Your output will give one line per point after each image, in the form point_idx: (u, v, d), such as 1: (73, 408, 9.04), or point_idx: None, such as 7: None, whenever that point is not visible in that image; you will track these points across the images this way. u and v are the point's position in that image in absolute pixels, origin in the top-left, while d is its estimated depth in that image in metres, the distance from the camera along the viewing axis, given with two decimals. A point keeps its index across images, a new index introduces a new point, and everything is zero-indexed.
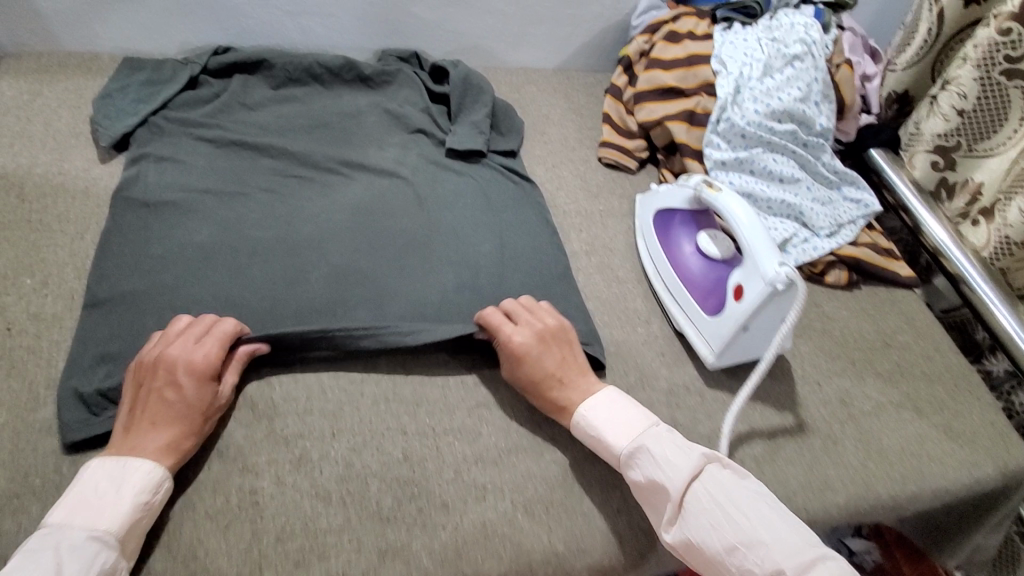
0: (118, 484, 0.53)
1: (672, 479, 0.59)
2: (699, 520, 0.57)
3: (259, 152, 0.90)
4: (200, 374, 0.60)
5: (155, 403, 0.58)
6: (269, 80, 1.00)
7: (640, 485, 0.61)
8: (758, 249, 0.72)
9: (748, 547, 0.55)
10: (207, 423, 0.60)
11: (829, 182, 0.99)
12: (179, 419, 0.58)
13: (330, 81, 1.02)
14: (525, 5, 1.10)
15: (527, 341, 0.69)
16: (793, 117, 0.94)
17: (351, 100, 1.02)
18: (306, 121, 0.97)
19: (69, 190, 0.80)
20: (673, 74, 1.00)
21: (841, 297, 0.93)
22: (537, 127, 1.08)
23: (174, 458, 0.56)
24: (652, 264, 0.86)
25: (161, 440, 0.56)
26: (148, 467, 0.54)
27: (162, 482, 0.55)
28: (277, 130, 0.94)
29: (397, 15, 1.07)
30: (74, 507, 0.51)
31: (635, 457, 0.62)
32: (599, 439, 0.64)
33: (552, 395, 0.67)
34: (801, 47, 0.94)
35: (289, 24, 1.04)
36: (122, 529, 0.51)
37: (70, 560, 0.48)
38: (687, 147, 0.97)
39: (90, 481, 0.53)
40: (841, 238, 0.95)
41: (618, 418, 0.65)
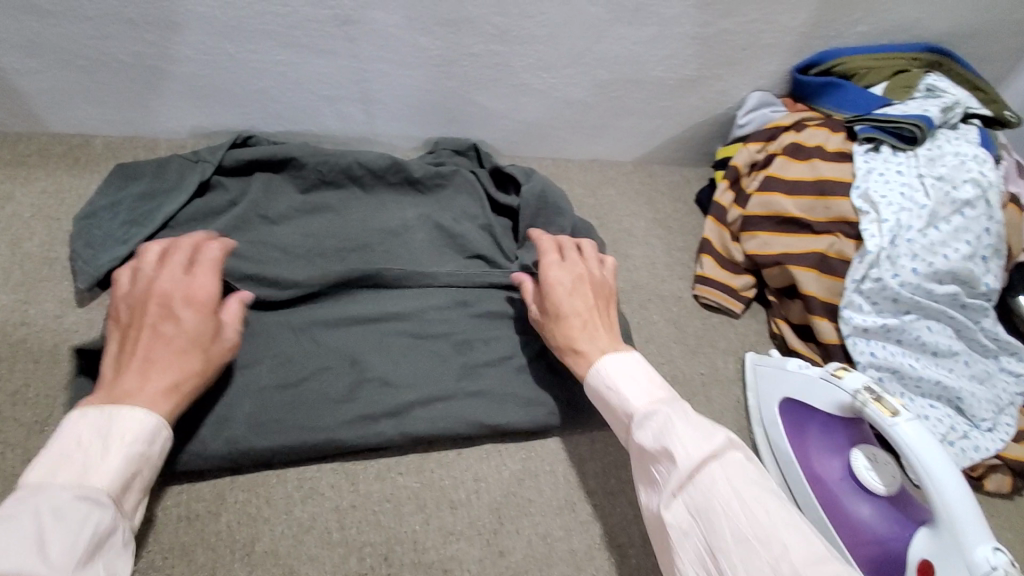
0: (103, 437, 0.45)
1: (685, 453, 0.47)
2: (704, 499, 0.45)
3: (268, 288, 0.66)
4: (201, 309, 0.55)
5: (148, 338, 0.53)
6: (297, 181, 0.79)
7: (648, 453, 0.50)
8: (961, 514, 0.52)
9: (764, 544, 0.42)
10: (210, 363, 0.54)
11: (987, 351, 0.79)
12: (177, 355, 0.52)
13: (372, 183, 0.82)
14: (614, 95, 0.90)
15: (563, 279, 0.65)
16: (956, 277, 0.75)
17: (396, 210, 0.81)
18: (337, 241, 0.76)
19: (32, 351, 0.61)
20: (797, 202, 0.80)
21: (1003, 510, 0.74)
22: (618, 247, 0.89)
23: (175, 401, 0.50)
24: (780, 475, 0.67)
25: (160, 383, 0.50)
26: (142, 414, 0.47)
27: (159, 431, 0.48)
28: (301, 256, 0.74)
29: (457, 103, 0.87)
30: (57, 463, 0.44)
31: (648, 420, 0.52)
32: (616, 398, 0.56)
33: (559, 335, 0.62)
34: (974, 190, 0.74)
35: (325, 110, 0.84)
36: (116, 486, 0.44)
37: (55, 524, 0.40)
38: (815, 300, 0.77)
39: (70, 434, 0.45)
40: (1005, 432, 0.75)
41: (642, 382, 0.56)
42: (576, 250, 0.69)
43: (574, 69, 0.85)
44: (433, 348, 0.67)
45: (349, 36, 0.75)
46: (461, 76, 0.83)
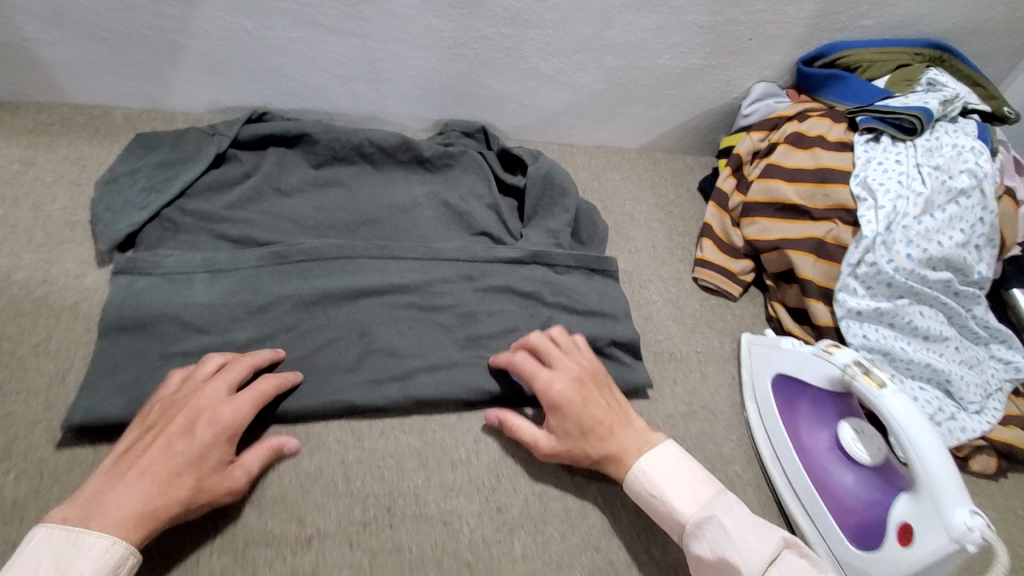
0: (61, 567, 0.43)
1: (744, 562, 0.50)
2: None
3: (281, 254, 0.68)
4: (219, 437, 0.52)
5: (154, 454, 0.50)
6: (310, 156, 0.82)
7: (707, 562, 0.52)
8: (942, 478, 0.54)
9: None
10: (197, 498, 0.50)
11: (977, 338, 0.81)
12: (168, 483, 0.49)
13: (382, 161, 0.84)
14: (621, 83, 0.92)
15: (567, 390, 0.61)
16: (949, 264, 0.77)
17: (404, 187, 0.83)
18: (348, 216, 0.78)
19: (54, 307, 0.64)
20: (797, 188, 0.82)
21: (985, 490, 0.77)
22: (621, 230, 0.91)
23: (146, 529, 0.47)
24: (769, 447, 0.69)
25: (134, 503, 0.47)
26: (102, 546, 0.44)
27: (121, 563, 0.45)
28: (313, 224, 0.77)
29: (467, 85, 0.89)
30: None
31: (702, 529, 0.53)
32: (660, 509, 0.56)
33: (595, 451, 0.59)
34: (970, 179, 0.76)
35: (339, 89, 0.87)
36: None
37: None
38: (811, 284, 0.79)
39: (31, 555, 0.43)
40: (992, 414, 0.77)
41: (678, 483, 0.56)
42: (554, 343, 0.66)
43: (582, 54, 0.87)
44: (439, 320, 0.69)
45: (364, 16, 0.78)
46: (472, 60, 0.85)
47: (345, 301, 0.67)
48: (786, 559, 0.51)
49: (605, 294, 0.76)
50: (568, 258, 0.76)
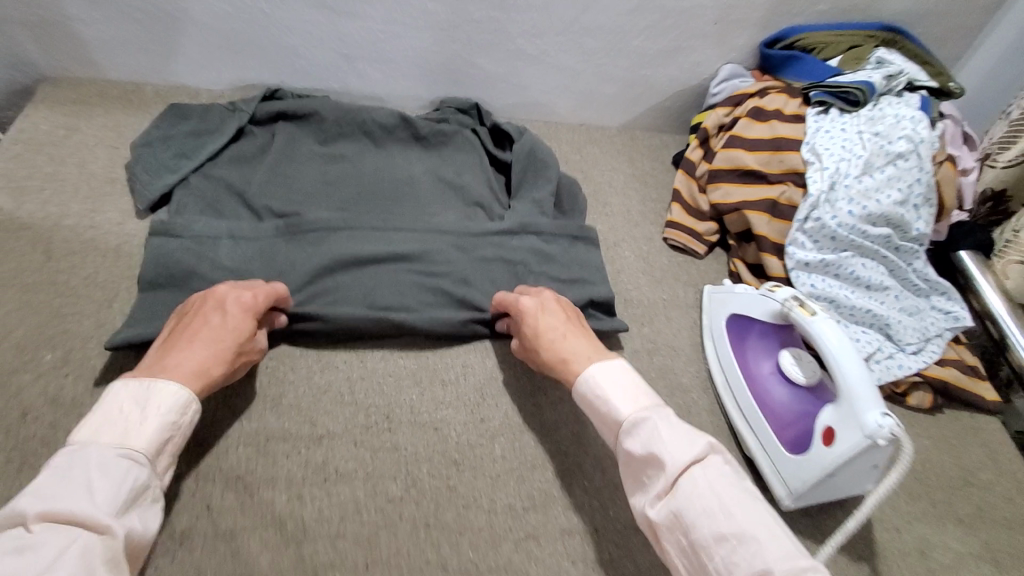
0: (142, 406, 0.51)
1: (670, 454, 0.52)
2: (689, 499, 0.50)
3: (292, 225, 0.75)
4: (250, 319, 0.63)
5: (197, 330, 0.59)
6: (319, 134, 0.91)
7: (637, 458, 0.55)
8: (859, 385, 0.64)
9: (737, 538, 0.47)
10: (234, 360, 0.60)
11: (917, 289, 0.90)
12: (212, 344, 0.58)
13: (383, 139, 0.92)
14: (600, 64, 1.02)
15: (535, 305, 0.70)
16: (889, 220, 0.86)
17: (404, 163, 0.92)
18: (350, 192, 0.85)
19: (99, 247, 0.74)
20: (756, 156, 0.91)
21: (921, 423, 0.86)
22: (599, 197, 1.01)
23: (202, 380, 0.56)
24: (722, 375, 0.79)
25: (195, 361, 0.56)
26: (174, 389, 0.53)
27: (189, 404, 0.53)
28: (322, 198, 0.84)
29: (460, 65, 0.99)
30: (103, 425, 0.49)
31: (636, 428, 0.56)
32: (605, 413, 0.59)
33: (546, 355, 0.66)
34: (908, 144, 0.85)
35: (345, 68, 0.97)
36: (152, 449, 0.50)
37: (100, 476, 0.46)
38: (766, 241, 0.88)
39: (113, 403, 0.51)
40: (928, 355, 0.86)
41: (622, 391, 0.60)
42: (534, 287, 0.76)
43: (564, 36, 0.97)
44: (435, 285, 0.76)
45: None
46: (465, 41, 0.95)
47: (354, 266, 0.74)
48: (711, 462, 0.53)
49: (584, 260, 0.84)
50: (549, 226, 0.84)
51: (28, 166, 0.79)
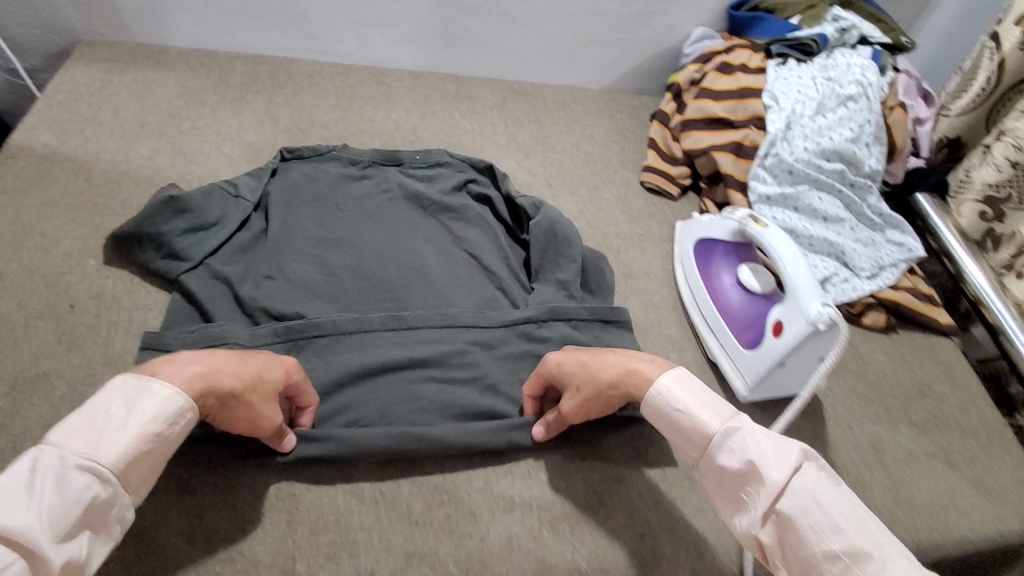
0: (129, 411, 0.48)
1: (771, 469, 0.53)
2: (798, 517, 0.51)
3: (296, 330, 0.70)
4: (282, 365, 0.60)
5: (230, 352, 0.57)
6: (317, 216, 0.83)
7: (733, 472, 0.55)
8: (800, 281, 0.72)
9: (856, 560, 0.48)
10: (246, 391, 0.55)
11: (873, 223, 0.98)
12: (234, 363, 0.56)
13: (387, 216, 0.85)
14: (582, 27, 1.11)
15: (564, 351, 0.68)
16: (842, 157, 0.95)
17: (411, 242, 0.83)
18: (358, 274, 0.78)
19: (134, 178, 0.84)
20: (723, 105, 1.00)
21: (877, 340, 0.93)
22: (580, 147, 1.10)
23: (202, 387, 0.52)
24: (691, 294, 0.87)
25: (208, 366, 0.53)
26: (167, 394, 0.49)
27: (183, 413, 0.50)
28: (331, 285, 0.76)
29: (453, 29, 1.09)
30: (83, 427, 0.46)
31: (728, 441, 0.56)
32: (687, 428, 0.58)
33: (604, 375, 0.63)
34: (856, 88, 0.95)
35: (350, 32, 1.07)
36: (121, 465, 0.46)
37: (55, 486, 0.43)
38: (732, 179, 0.97)
39: (104, 400, 0.48)
40: (881, 280, 0.94)
41: (700, 404, 0.58)
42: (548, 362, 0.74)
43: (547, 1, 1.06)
44: (457, 395, 0.70)
45: None
46: (456, 5, 1.05)
47: (367, 385, 0.68)
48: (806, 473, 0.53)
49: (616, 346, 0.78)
50: (574, 311, 0.78)
51: (69, 112, 0.90)
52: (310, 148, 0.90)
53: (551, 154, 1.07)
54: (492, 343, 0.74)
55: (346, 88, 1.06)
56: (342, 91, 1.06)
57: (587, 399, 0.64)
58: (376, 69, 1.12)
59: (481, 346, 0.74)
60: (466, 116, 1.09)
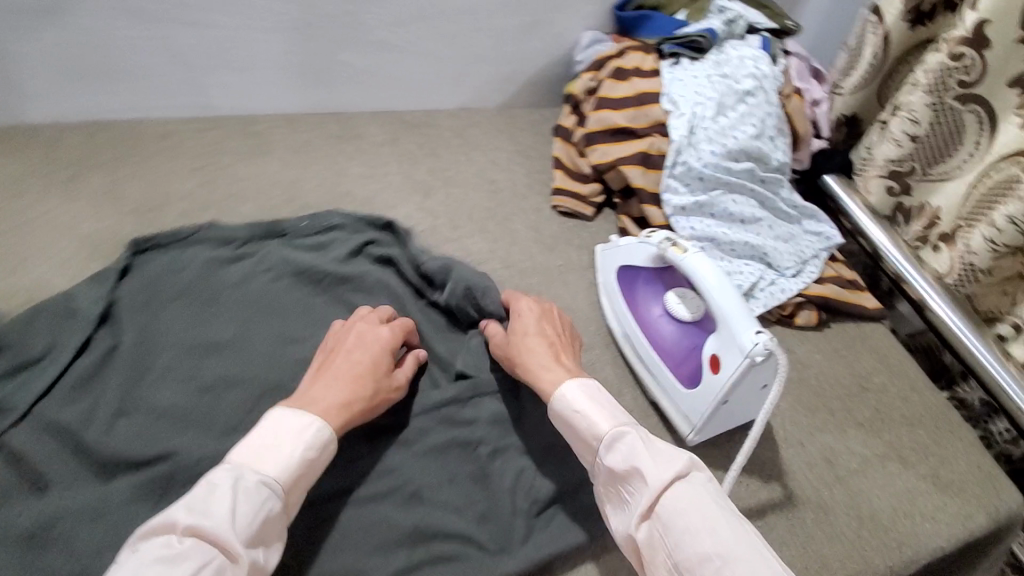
0: (290, 437, 0.56)
1: (652, 471, 0.56)
2: (671, 517, 0.53)
3: (161, 482, 0.59)
4: (388, 350, 0.68)
5: (342, 365, 0.65)
6: (184, 319, 0.70)
7: (616, 473, 0.58)
8: (731, 311, 0.67)
9: (724, 558, 0.50)
10: (376, 392, 0.65)
11: (788, 217, 0.95)
12: (354, 380, 0.64)
13: (272, 302, 0.74)
14: (468, 45, 1.02)
15: (529, 317, 0.73)
16: (750, 155, 0.91)
17: (302, 331, 0.73)
18: (239, 383, 0.67)
19: None
20: (623, 113, 0.94)
21: (811, 339, 0.90)
22: (484, 175, 1.01)
23: (343, 417, 0.61)
24: (621, 328, 0.81)
25: (338, 398, 0.62)
26: (319, 424, 0.58)
27: (328, 442, 0.58)
28: (211, 403, 0.65)
29: (324, 63, 0.96)
30: (254, 451, 0.55)
31: (617, 443, 0.59)
32: (582, 429, 0.62)
33: (533, 344, 0.70)
34: (752, 82, 0.91)
35: (201, 82, 0.92)
36: (287, 481, 0.54)
37: (243, 503, 0.51)
38: (645, 192, 0.91)
39: (269, 425, 0.57)
40: (806, 276, 0.92)
41: (597, 404, 0.62)
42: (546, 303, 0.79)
43: (423, 22, 0.96)
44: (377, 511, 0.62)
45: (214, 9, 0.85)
46: (320, 38, 0.93)
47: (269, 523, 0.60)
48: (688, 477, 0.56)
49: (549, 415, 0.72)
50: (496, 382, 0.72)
51: None
52: (169, 234, 0.77)
53: (454, 190, 0.97)
54: (410, 434, 0.67)
55: (207, 147, 0.92)
56: (203, 151, 0.92)
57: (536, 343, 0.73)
58: (242, 118, 0.98)
59: (395, 441, 0.66)
60: (355, 159, 0.97)
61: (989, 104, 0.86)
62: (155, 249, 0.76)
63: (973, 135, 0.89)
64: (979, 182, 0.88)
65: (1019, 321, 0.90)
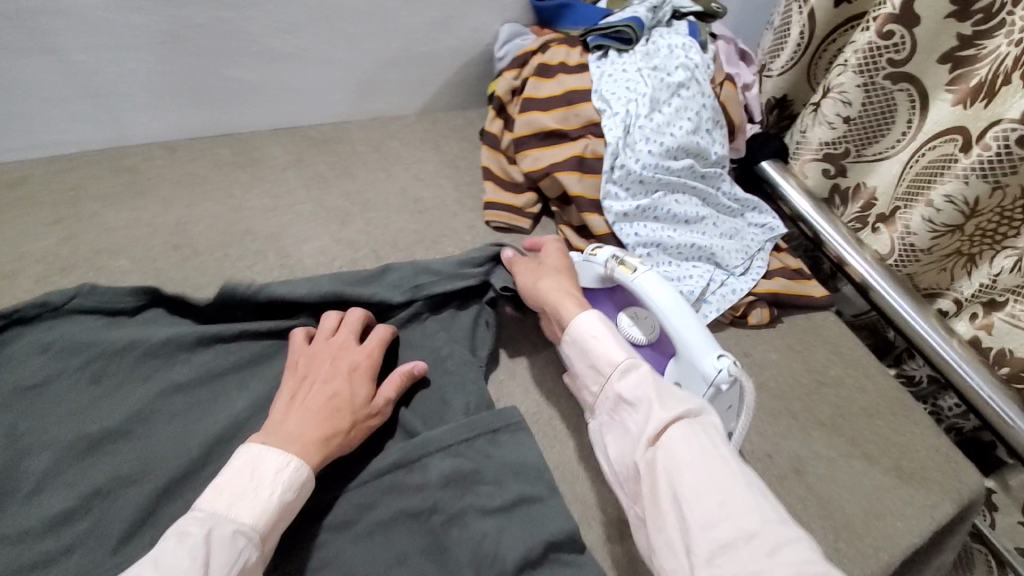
0: (266, 475, 0.53)
1: (663, 404, 0.55)
2: (675, 445, 0.52)
3: None
4: (365, 375, 0.64)
5: (323, 390, 0.62)
6: (57, 411, 0.60)
7: (625, 401, 0.57)
8: (689, 335, 0.62)
9: (724, 489, 0.49)
10: (355, 423, 0.61)
11: (731, 211, 0.92)
12: (330, 413, 0.59)
13: (168, 376, 0.64)
14: (373, 49, 0.91)
15: (556, 259, 0.73)
16: (688, 151, 0.86)
17: (210, 405, 0.64)
18: (134, 479, 0.57)
19: None
20: (553, 115, 0.87)
21: (766, 337, 0.87)
22: (407, 194, 0.91)
23: (320, 456, 0.56)
24: None
25: (313, 435, 0.57)
26: (296, 466, 0.54)
27: (305, 483, 0.55)
28: (98, 513, 0.55)
29: (203, 79, 0.82)
30: (232, 489, 0.52)
31: (630, 373, 0.59)
32: (597, 357, 0.62)
33: (555, 286, 0.69)
34: (684, 73, 0.86)
35: (51, 113, 0.77)
36: (263, 527, 0.51)
37: (218, 551, 0.48)
38: (584, 200, 0.84)
39: (246, 457, 0.54)
40: (755, 272, 0.88)
41: (614, 336, 0.62)
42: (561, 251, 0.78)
43: (316, 25, 0.84)
44: None
45: (51, 27, 0.70)
46: (194, 51, 0.79)
47: None
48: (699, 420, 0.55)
49: (513, 464, 0.64)
50: (443, 437, 0.63)
51: None
52: (35, 303, 0.64)
53: (374, 214, 0.87)
54: (350, 511, 0.59)
55: (69, 193, 0.78)
56: (65, 199, 0.77)
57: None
58: (110, 152, 0.83)
59: (333, 524, 0.58)
60: (254, 189, 0.85)
61: (920, 82, 0.85)
62: (17, 323, 0.64)
63: (905, 113, 0.88)
64: (913, 161, 0.88)
65: (960, 295, 0.90)
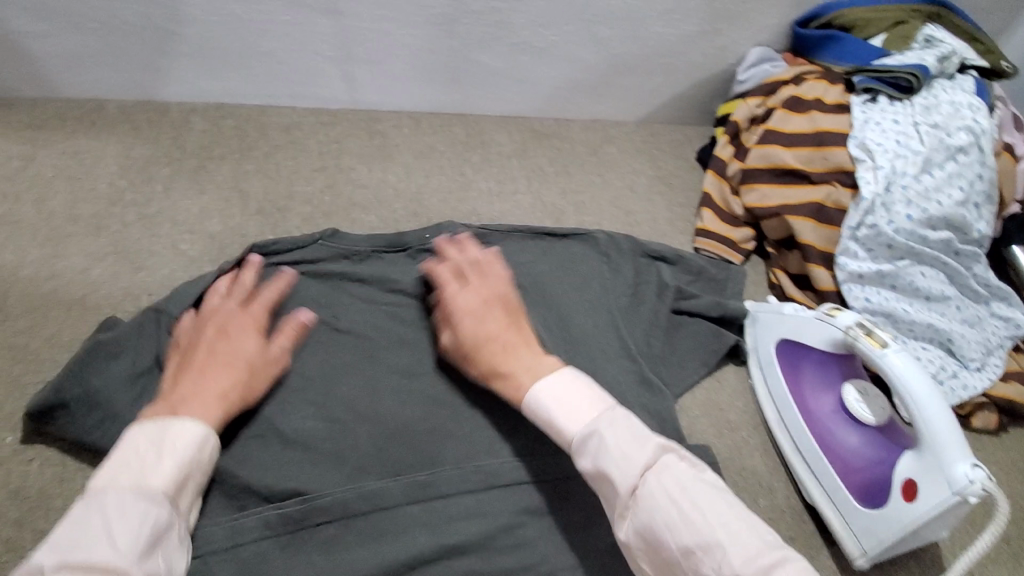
0: (159, 445, 0.50)
1: (622, 475, 0.48)
2: (650, 515, 0.47)
3: (295, 515, 0.56)
4: (252, 328, 0.62)
5: (204, 351, 0.59)
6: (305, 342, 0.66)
7: (589, 477, 0.50)
8: (944, 436, 0.56)
9: (704, 547, 0.45)
10: (254, 377, 0.59)
11: (977, 296, 0.80)
12: (226, 370, 0.58)
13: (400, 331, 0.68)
14: (617, 53, 0.91)
15: (469, 304, 0.63)
16: (950, 223, 0.78)
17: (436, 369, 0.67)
18: (371, 417, 0.63)
19: (74, 303, 0.69)
20: (795, 153, 0.82)
21: (986, 445, 0.77)
22: (620, 203, 0.91)
23: (219, 413, 0.55)
24: (776, 412, 0.70)
25: (210, 395, 0.55)
26: (191, 426, 0.52)
27: (207, 439, 0.52)
28: (336, 436, 0.61)
29: (460, 62, 0.87)
30: (119, 470, 0.48)
31: (585, 445, 0.51)
32: (549, 429, 0.53)
33: (496, 348, 0.60)
34: (967, 137, 0.78)
35: (327, 71, 0.85)
36: (171, 486, 0.49)
37: (117, 521, 0.45)
38: (812, 250, 0.79)
39: (129, 447, 0.50)
40: (994, 371, 0.77)
41: (563, 409, 0.53)
42: (474, 267, 0.67)
43: (575, 25, 0.86)
44: None
45: None
46: (462, 35, 0.84)
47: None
48: (664, 463, 0.49)
49: None
50: None
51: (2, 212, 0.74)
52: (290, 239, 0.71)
53: (586, 218, 0.88)
54: (544, 501, 0.60)
55: (329, 144, 0.87)
56: (326, 147, 0.86)
57: (477, 294, 0.64)
58: (365, 112, 0.91)
59: (527, 507, 0.60)
60: (482, 170, 0.89)
61: None
62: (276, 255, 0.70)
63: None
64: None
65: None
